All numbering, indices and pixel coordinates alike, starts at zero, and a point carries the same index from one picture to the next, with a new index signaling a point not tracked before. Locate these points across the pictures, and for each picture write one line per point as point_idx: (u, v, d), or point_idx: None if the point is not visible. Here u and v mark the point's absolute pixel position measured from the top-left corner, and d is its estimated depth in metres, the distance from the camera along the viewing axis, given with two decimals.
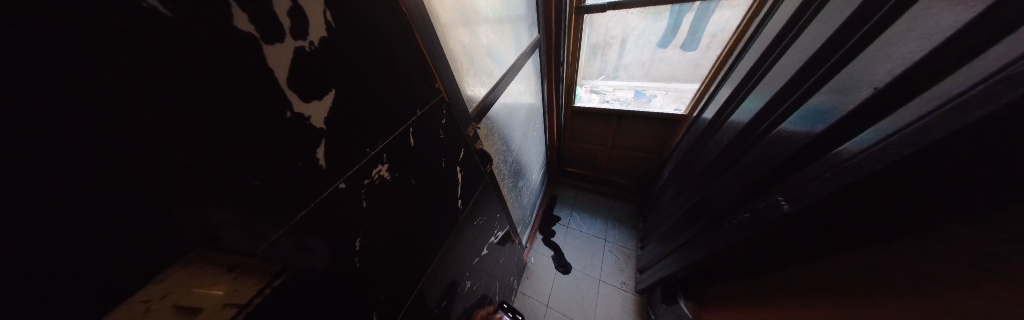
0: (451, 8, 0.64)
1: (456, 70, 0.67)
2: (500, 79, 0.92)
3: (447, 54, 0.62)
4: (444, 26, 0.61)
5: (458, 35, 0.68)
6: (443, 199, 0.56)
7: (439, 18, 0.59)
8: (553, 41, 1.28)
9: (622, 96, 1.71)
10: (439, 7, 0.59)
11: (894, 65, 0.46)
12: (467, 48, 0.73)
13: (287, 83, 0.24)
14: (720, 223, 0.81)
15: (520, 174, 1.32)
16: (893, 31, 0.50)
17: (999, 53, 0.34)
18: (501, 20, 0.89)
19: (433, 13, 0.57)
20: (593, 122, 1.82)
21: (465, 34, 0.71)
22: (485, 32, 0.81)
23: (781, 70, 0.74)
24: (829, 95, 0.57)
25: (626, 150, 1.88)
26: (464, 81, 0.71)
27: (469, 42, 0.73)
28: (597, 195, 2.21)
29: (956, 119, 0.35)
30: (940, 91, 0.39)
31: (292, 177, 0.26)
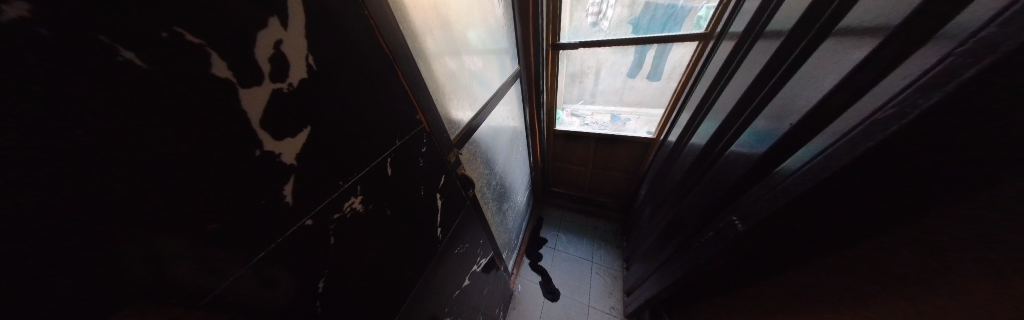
0: (438, 44, 0.69)
1: (440, 97, 0.69)
2: (483, 105, 0.96)
3: (431, 85, 0.65)
4: (433, 60, 0.66)
5: (444, 67, 0.71)
6: (421, 227, 0.55)
7: (427, 53, 0.64)
8: (533, 71, 1.37)
9: (599, 120, 1.82)
10: (427, 44, 0.64)
11: (809, 96, 0.48)
12: (453, 77, 0.76)
13: (261, 123, 0.24)
14: (692, 240, 0.84)
15: (505, 196, 1.32)
16: (809, 63, 0.52)
17: (881, 91, 0.36)
18: (485, 53, 0.96)
19: (421, 49, 0.61)
20: (575, 144, 1.91)
21: (450, 65, 0.75)
22: (472, 65, 0.88)
23: (725, 99, 0.84)
24: (767, 121, 0.60)
25: (606, 171, 1.96)
26: (448, 108, 0.73)
27: (455, 72, 0.78)
28: (582, 215, 2.23)
29: (849, 150, 0.37)
30: (841, 123, 0.40)
31: (255, 214, 0.25)
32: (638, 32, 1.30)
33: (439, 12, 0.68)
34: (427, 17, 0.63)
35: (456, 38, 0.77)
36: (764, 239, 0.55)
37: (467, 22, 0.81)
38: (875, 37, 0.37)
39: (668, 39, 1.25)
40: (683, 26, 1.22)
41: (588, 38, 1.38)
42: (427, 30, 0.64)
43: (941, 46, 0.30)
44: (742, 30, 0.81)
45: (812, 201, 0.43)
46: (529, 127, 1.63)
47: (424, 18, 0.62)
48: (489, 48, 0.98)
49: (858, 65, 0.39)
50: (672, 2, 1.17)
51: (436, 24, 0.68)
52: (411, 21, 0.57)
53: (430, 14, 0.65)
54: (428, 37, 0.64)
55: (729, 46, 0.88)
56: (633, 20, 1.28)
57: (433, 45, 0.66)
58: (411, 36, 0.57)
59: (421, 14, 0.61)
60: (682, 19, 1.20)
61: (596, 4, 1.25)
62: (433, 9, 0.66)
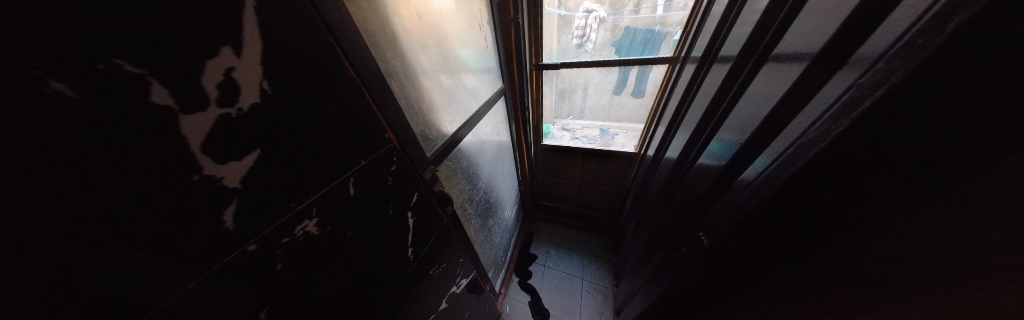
0: (426, 65, 0.73)
1: (422, 114, 0.70)
2: (471, 117, 1.00)
3: (423, 98, 0.71)
4: (416, 80, 0.68)
5: (430, 86, 0.75)
6: (389, 248, 0.53)
7: (411, 74, 0.66)
8: (518, 87, 1.41)
9: (589, 134, 1.86)
10: (411, 64, 0.66)
11: (756, 116, 0.51)
12: (436, 96, 0.78)
13: (202, 148, 0.24)
14: (670, 256, 0.84)
15: (490, 211, 1.31)
16: (753, 85, 0.56)
17: (807, 112, 0.38)
18: (471, 72, 0.99)
19: (406, 71, 0.63)
20: (562, 159, 1.93)
21: (435, 85, 0.78)
22: (457, 83, 0.90)
23: (690, 115, 0.88)
24: (724, 136, 0.63)
25: (594, 185, 1.97)
26: (430, 125, 0.74)
27: (440, 91, 0.80)
28: (572, 230, 2.21)
29: (791, 168, 0.39)
30: (780, 141, 0.43)
31: (187, 239, 0.25)
32: (622, 53, 1.39)
33: (424, 36, 0.72)
34: (412, 40, 0.67)
35: (440, 59, 0.80)
36: (730, 253, 0.55)
37: (453, 43, 0.85)
38: (804, 64, 0.41)
39: (646, 61, 1.34)
40: (661, 50, 1.32)
41: (577, 58, 1.45)
42: (412, 53, 0.67)
43: (847, 73, 0.33)
44: (702, 55, 0.88)
45: (766, 216, 0.45)
46: (516, 142, 1.66)
47: (410, 41, 0.66)
48: (474, 66, 1.01)
49: (792, 88, 0.42)
50: (649, 28, 1.31)
51: (422, 48, 0.71)
52: (396, 46, 0.60)
53: (416, 38, 0.68)
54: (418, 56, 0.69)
55: (693, 69, 0.94)
56: (615, 43, 1.39)
57: (419, 67, 0.70)
58: (397, 59, 0.60)
59: (409, 38, 0.65)
60: (659, 42, 1.31)
61: (580, 27, 1.38)
62: (418, 34, 0.69)
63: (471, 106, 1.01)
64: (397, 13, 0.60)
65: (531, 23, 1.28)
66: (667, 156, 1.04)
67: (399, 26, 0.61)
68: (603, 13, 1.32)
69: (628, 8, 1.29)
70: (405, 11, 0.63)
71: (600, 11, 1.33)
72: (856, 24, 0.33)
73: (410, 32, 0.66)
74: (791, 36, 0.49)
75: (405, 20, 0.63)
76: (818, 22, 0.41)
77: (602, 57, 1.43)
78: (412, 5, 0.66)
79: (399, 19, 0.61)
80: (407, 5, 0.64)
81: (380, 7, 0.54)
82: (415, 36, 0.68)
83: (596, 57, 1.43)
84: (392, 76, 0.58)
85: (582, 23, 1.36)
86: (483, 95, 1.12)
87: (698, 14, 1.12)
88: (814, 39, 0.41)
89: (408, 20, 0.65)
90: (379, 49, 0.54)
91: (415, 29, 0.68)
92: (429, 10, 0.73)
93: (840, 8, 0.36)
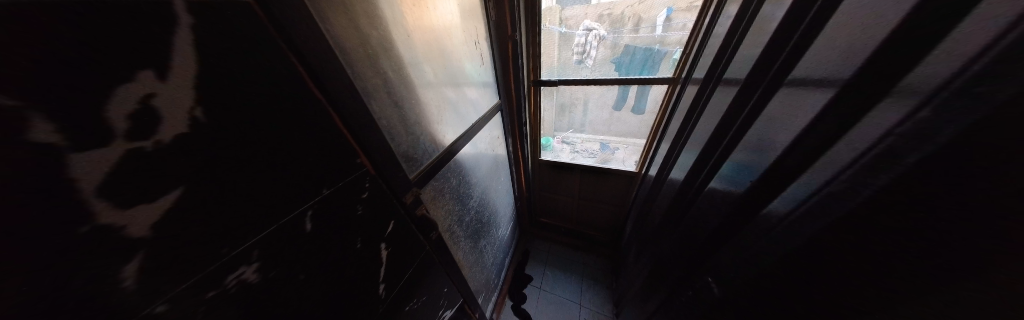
0: (423, 80, 0.70)
1: (412, 130, 0.67)
2: (467, 131, 0.96)
3: (418, 111, 0.68)
4: (410, 96, 0.65)
5: (428, 103, 0.73)
6: (357, 283, 0.48)
7: (404, 90, 0.63)
8: (514, 103, 1.38)
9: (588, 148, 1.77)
10: (404, 80, 0.63)
11: (776, 143, 0.46)
12: (431, 112, 0.75)
13: (99, 193, 0.20)
14: (677, 292, 0.77)
15: (483, 231, 1.25)
16: (770, 108, 0.52)
17: (839, 150, 0.34)
18: (468, 87, 0.97)
19: (397, 86, 0.60)
20: (560, 175, 1.89)
21: (432, 102, 0.75)
22: (455, 99, 0.88)
23: (699, 133, 0.82)
24: (739, 160, 0.58)
25: (593, 203, 1.91)
26: (420, 143, 0.70)
27: (436, 107, 0.77)
28: (570, 249, 2.12)
29: (825, 215, 0.33)
30: (806, 178, 0.38)
31: (74, 305, 0.20)
32: (623, 73, 1.38)
33: (422, 51, 0.70)
34: (409, 55, 0.65)
35: (438, 74, 0.78)
36: (745, 301, 0.49)
37: (451, 58, 0.83)
38: (824, 94, 0.37)
39: (644, 81, 1.33)
40: (660, 69, 1.31)
41: (578, 75, 1.45)
42: (409, 69, 0.64)
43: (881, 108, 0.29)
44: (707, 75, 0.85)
45: (790, 265, 0.39)
46: (513, 158, 1.62)
47: (407, 56, 0.64)
48: (472, 82, 1.00)
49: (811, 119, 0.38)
50: (648, 46, 1.29)
51: (420, 63, 0.69)
52: (389, 62, 0.58)
53: (412, 54, 0.66)
54: (416, 69, 0.67)
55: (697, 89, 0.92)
56: (616, 59, 1.37)
57: (415, 82, 0.67)
58: (389, 75, 0.58)
59: (406, 53, 0.63)
60: (659, 61, 1.29)
61: (581, 44, 1.38)
62: (416, 49, 0.67)
63: (468, 120, 0.98)
64: (393, 28, 0.59)
65: (530, 40, 1.28)
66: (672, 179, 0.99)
67: (394, 42, 0.59)
68: (603, 31, 1.32)
69: (629, 28, 1.29)
70: (402, 26, 0.61)
71: (600, 29, 1.33)
72: (889, 54, 0.29)
73: (407, 48, 0.63)
74: (802, 62, 0.46)
75: (402, 35, 0.62)
76: (837, 48, 0.38)
77: (602, 75, 1.42)
78: (410, 21, 0.64)
79: (396, 34, 0.59)
80: (403, 20, 0.62)
81: (373, 21, 0.52)
82: (413, 52, 0.66)
83: (595, 73, 1.42)
84: (380, 93, 0.55)
85: (582, 40, 1.37)
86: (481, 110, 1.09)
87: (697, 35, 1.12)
88: (835, 67, 0.37)
89: (405, 35, 0.63)
90: (370, 64, 0.52)
91: (413, 45, 0.66)
92: (427, 26, 0.71)
93: (865, 36, 0.33)
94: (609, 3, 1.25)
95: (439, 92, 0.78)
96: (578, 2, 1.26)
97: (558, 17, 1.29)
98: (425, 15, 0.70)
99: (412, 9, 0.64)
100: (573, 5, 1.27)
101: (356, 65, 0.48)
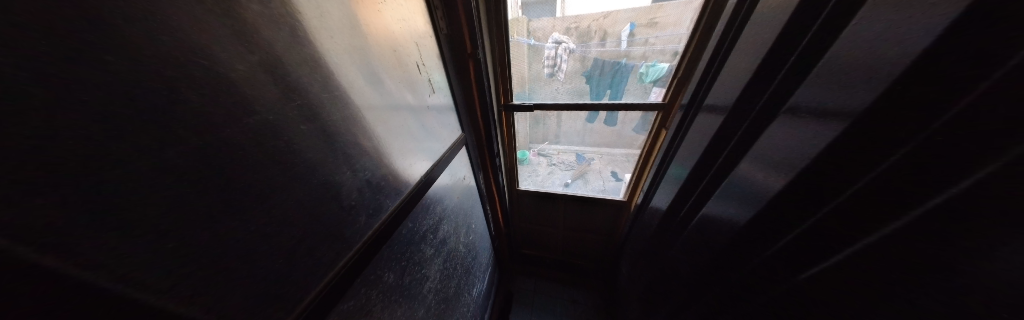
0: (332, 135, 0.40)
1: (305, 233, 0.37)
2: (427, 168, 0.74)
3: (351, 157, 0.45)
4: (308, 173, 0.36)
5: (342, 170, 0.43)
6: None
7: (294, 167, 0.34)
8: (483, 136, 1.11)
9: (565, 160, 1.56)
10: (332, 111, 0.40)
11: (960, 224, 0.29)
12: (350, 183, 0.45)
13: None
14: None
15: (450, 306, 0.94)
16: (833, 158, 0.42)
17: None
18: (418, 117, 0.68)
19: (274, 166, 0.31)
20: (541, 206, 1.68)
21: (348, 167, 0.44)
22: (398, 138, 0.60)
23: (760, 160, 0.56)
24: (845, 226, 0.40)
25: (581, 232, 1.72)
26: (323, 245, 0.41)
27: (357, 170, 0.47)
28: (561, 285, 1.88)
29: None
30: None
31: None
32: (594, 89, 1.24)
33: (330, 84, 0.39)
34: (297, 99, 0.34)
35: (361, 111, 0.47)
36: None
37: (382, 82, 0.53)
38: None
39: (613, 107, 1.22)
40: (626, 96, 1.22)
41: (554, 100, 1.27)
42: (299, 125, 0.34)
43: None
44: (728, 105, 0.69)
45: None
46: (489, 194, 1.36)
47: (287, 96, 0.32)
48: (422, 111, 0.71)
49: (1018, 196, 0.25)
50: (615, 61, 1.18)
51: (323, 106, 0.38)
52: (248, 123, 0.27)
53: (302, 90, 0.34)
54: (353, 88, 0.45)
55: (712, 121, 0.76)
56: (586, 72, 1.22)
57: (315, 144, 0.37)
58: (249, 150, 0.28)
59: (290, 96, 0.33)
60: (626, 75, 1.18)
61: (551, 57, 1.20)
62: (316, 83, 0.37)
63: (429, 152, 0.75)
64: (251, 47, 0.28)
65: (497, 56, 1.07)
66: (692, 225, 0.82)
67: (253, 71, 0.28)
68: (572, 44, 1.16)
69: (595, 42, 1.15)
70: (274, 41, 0.30)
71: (569, 42, 1.16)
72: None
73: (289, 81, 0.32)
74: (939, 122, 0.31)
75: (277, 60, 0.31)
76: None
77: (574, 89, 1.25)
78: (294, 26, 0.33)
79: (260, 60, 0.29)
80: (277, 28, 0.31)
81: (183, 34, 0.22)
82: (306, 88, 0.35)
83: (567, 86, 1.25)
84: (226, 196, 0.26)
85: (552, 53, 1.19)
86: (445, 138, 0.86)
87: (698, 57, 0.99)
88: None
89: (283, 56, 0.31)
90: (265, 88, 0.29)
91: (308, 74, 0.35)
92: (339, 40, 0.41)
93: None
94: (575, 15, 1.08)
95: (388, 121, 0.56)
96: (545, 13, 1.09)
97: (525, 28, 1.10)
98: (332, 20, 0.40)
99: (300, 7, 0.34)
100: (540, 16, 1.09)
101: (114, 156, 0.18)
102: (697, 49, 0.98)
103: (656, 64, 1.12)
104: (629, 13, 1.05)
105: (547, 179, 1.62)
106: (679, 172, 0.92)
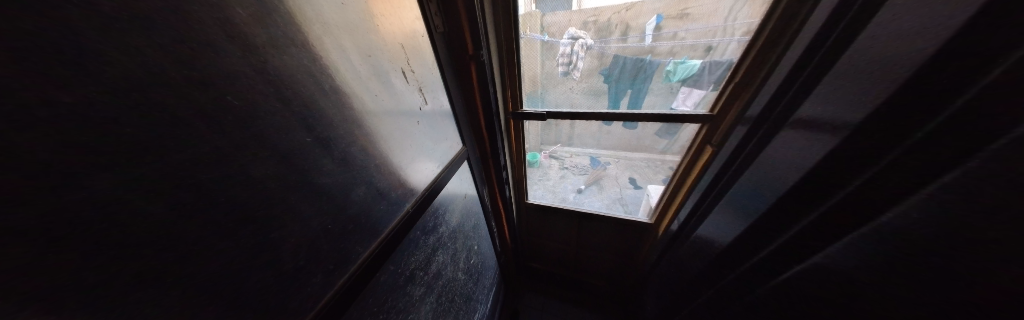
0: (272, 175, 0.29)
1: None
2: (417, 192, 0.62)
3: (302, 205, 0.34)
4: (228, 237, 0.25)
5: (284, 219, 0.32)
6: None
7: (191, 238, 0.23)
8: (490, 147, 0.99)
9: (578, 163, 1.40)
10: (267, 149, 0.28)
11: None
12: (301, 233, 0.34)
13: None
14: None
15: None
16: None
17: None
18: (407, 132, 0.56)
19: (136, 247, 0.19)
20: (552, 221, 1.56)
21: (295, 215, 0.33)
22: (377, 165, 0.48)
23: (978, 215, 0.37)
24: None
25: (594, 250, 1.58)
26: None
27: (307, 217, 0.35)
28: (570, 304, 1.75)
29: None
30: None
31: None
32: (613, 89, 1.06)
33: (269, 104, 0.28)
34: (213, 131, 0.22)
35: (315, 141, 0.34)
36: None
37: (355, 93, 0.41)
38: None
39: (632, 118, 1.05)
40: (647, 101, 1.05)
41: (569, 106, 1.12)
42: (216, 171, 0.23)
43: None
44: (863, 122, 0.52)
45: None
46: (495, 208, 1.23)
47: (165, 135, 0.19)
48: (415, 124, 0.59)
49: None
50: (638, 58, 1.00)
51: (258, 136, 0.27)
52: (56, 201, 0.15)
53: (223, 116, 0.23)
54: (307, 109, 0.33)
55: (822, 146, 0.59)
56: (604, 71, 1.05)
57: (242, 194, 0.26)
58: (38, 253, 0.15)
59: (199, 129, 0.21)
60: (650, 74, 1.01)
61: (566, 54, 1.04)
62: (250, 105, 0.25)
63: (422, 173, 0.64)
64: (109, 59, 0.16)
65: (508, 59, 0.94)
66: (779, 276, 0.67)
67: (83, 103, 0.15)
68: (589, 39, 0.99)
69: (616, 37, 0.97)
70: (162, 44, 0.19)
71: (586, 38, 0.99)
72: None
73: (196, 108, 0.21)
74: None
75: (171, 76, 0.20)
76: None
77: (591, 89, 1.09)
78: (192, 16, 0.21)
79: (134, 78, 0.18)
80: (167, 25, 0.19)
81: None
82: (230, 114, 0.24)
83: (582, 86, 1.08)
84: None
85: (567, 50, 1.03)
86: (444, 153, 0.74)
87: (773, 60, 0.78)
88: None
89: (179, 69, 0.20)
90: (118, 126, 0.17)
91: (220, 94, 0.23)
92: (287, 44, 0.30)
93: None
94: (593, 7, 0.92)
95: (365, 143, 0.44)
96: (561, 6, 0.93)
97: (539, 23, 0.96)
98: (276, 15, 0.28)
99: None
100: (555, 10, 0.94)
101: None
102: (780, 51, 0.76)
103: (685, 61, 0.96)
104: (657, 3, 0.87)
105: (558, 185, 1.47)
106: (758, 202, 0.74)
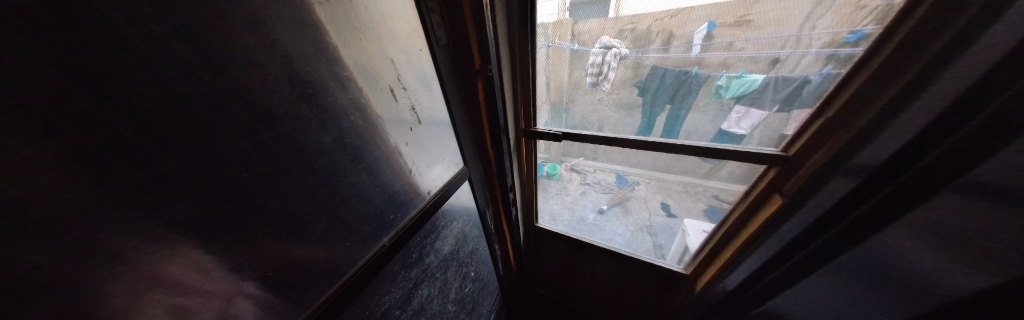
0: (162, 228, 0.24)
1: None
2: (402, 219, 0.57)
3: (232, 254, 0.30)
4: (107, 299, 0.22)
5: (191, 279, 0.27)
6: None
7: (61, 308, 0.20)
8: (496, 167, 0.91)
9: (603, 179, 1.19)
10: (182, 196, 0.24)
11: None
12: (226, 290, 0.30)
13: None
14: None
15: None
16: None
17: None
18: (391, 155, 0.51)
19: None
20: (562, 248, 1.43)
21: (209, 270, 0.28)
22: (350, 196, 0.44)
23: None
24: None
25: (608, 286, 1.42)
26: None
27: (235, 270, 0.30)
28: None
29: None
30: None
31: None
32: (648, 105, 0.90)
33: (165, 140, 0.22)
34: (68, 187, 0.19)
35: (260, 175, 0.30)
36: None
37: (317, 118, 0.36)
38: None
39: (669, 149, 0.89)
40: (684, 128, 0.88)
41: (588, 128, 1.00)
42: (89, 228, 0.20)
43: None
44: None
45: None
46: (501, 230, 1.14)
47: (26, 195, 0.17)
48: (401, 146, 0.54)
49: None
50: (683, 70, 0.82)
51: (133, 180, 0.21)
52: None
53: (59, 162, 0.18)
54: (250, 145, 0.29)
55: None
56: (640, 83, 0.90)
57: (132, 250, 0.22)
58: None
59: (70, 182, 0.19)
60: (696, 89, 0.83)
61: (596, 64, 0.91)
62: (114, 143, 0.20)
63: (409, 198, 0.58)
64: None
65: (522, 74, 0.88)
66: None
67: None
68: (624, 49, 0.85)
69: (656, 47, 0.81)
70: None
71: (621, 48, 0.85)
72: None
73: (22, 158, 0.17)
74: None
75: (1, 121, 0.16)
76: None
77: (622, 101, 0.93)
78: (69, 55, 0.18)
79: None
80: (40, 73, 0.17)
81: None
82: (90, 160, 0.19)
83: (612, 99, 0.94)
84: None
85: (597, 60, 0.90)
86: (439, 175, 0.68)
87: (886, 95, 0.57)
88: None
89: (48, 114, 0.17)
90: None
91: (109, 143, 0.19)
92: (207, 65, 0.24)
93: None
94: (632, 15, 0.77)
95: (332, 174, 0.40)
96: (595, 14, 0.81)
97: (570, 30, 0.86)
98: (191, 32, 0.23)
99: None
100: (588, 18, 0.82)
101: None
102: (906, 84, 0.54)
103: (743, 75, 0.75)
104: (708, 9, 0.70)
105: (578, 201, 1.33)
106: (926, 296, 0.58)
